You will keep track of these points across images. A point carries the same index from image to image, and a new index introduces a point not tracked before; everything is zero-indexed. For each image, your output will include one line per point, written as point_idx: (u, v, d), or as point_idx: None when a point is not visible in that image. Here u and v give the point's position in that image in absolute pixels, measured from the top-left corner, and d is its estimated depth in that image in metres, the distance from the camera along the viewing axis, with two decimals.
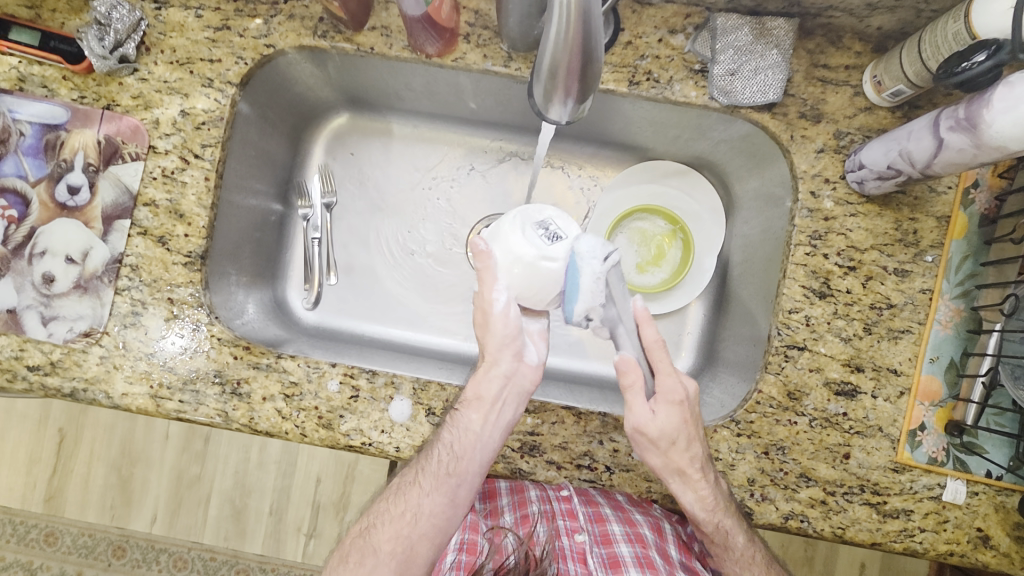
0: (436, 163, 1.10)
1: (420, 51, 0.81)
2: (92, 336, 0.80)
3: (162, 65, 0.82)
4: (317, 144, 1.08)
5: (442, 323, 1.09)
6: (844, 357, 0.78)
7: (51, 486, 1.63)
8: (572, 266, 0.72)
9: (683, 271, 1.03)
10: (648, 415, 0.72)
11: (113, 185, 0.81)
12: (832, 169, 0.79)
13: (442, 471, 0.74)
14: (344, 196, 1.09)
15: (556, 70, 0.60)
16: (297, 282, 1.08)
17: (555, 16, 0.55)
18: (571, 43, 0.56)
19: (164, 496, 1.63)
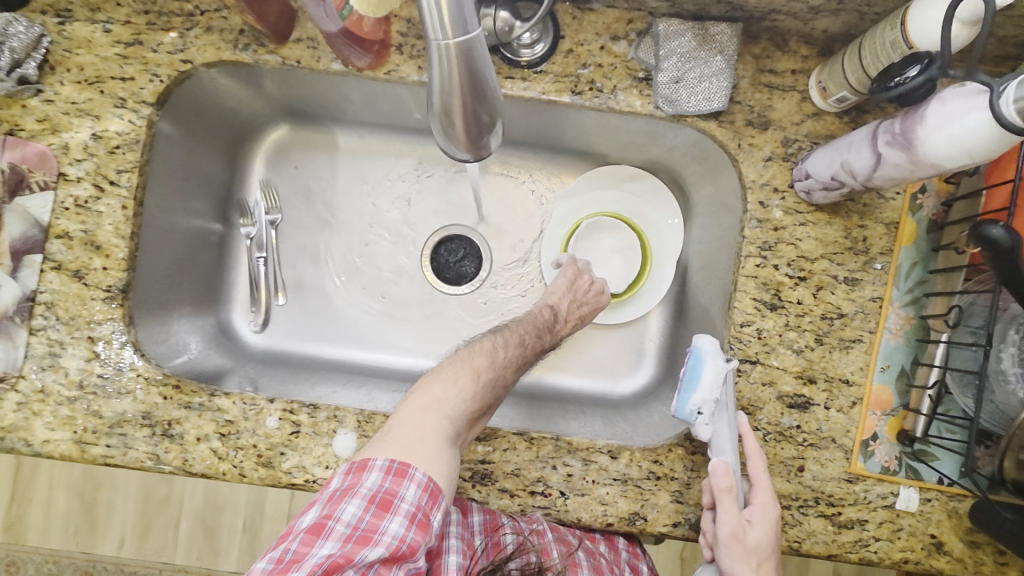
0: (384, 175, 1.06)
1: (348, 64, 0.77)
2: (6, 381, 0.75)
3: (69, 85, 0.76)
4: (257, 158, 1.03)
5: (397, 340, 1.06)
6: (796, 370, 0.77)
7: (10, 513, 1.58)
8: (696, 358, 0.76)
9: (640, 281, 1.03)
10: (747, 523, 0.70)
11: (20, 218, 0.75)
12: (780, 177, 0.77)
13: (484, 374, 0.77)
14: (289, 212, 1.04)
15: (449, 115, 0.55)
16: (243, 305, 1.03)
17: (438, 62, 0.51)
18: (461, 82, 0.52)
19: (131, 519, 1.58)
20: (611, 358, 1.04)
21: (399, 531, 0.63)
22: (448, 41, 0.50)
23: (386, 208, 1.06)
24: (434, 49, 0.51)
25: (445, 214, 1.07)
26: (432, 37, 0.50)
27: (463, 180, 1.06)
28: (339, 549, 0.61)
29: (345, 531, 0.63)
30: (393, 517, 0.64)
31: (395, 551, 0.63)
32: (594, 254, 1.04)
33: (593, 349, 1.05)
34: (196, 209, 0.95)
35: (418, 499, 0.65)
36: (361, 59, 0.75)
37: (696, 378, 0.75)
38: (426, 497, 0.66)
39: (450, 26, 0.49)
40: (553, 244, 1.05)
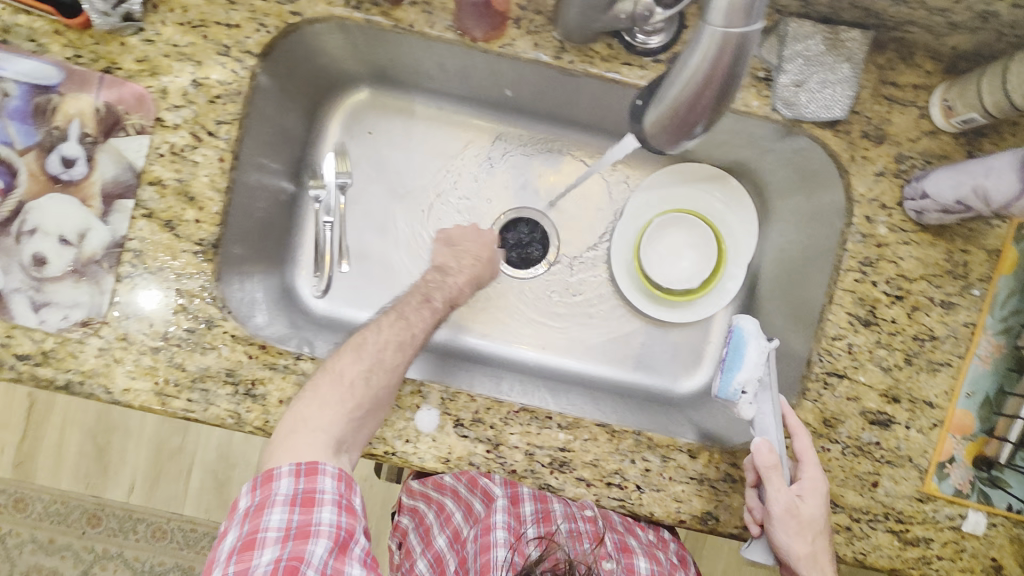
0: (460, 148, 1.03)
1: (466, 33, 0.74)
2: (89, 326, 0.73)
3: (171, 26, 0.72)
4: (331, 118, 0.99)
5: (457, 316, 1.03)
6: (882, 388, 0.77)
7: (21, 451, 1.57)
8: (738, 337, 0.81)
9: (712, 280, 1.00)
10: (798, 498, 0.71)
11: (114, 160, 0.72)
12: (890, 195, 0.76)
13: (406, 344, 0.80)
14: (359, 176, 1.02)
15: (679, 108, 0.53)
16: (308, 268, 1.01)
17: (702, 51, 0.48)
18: (713, 79, 0.49)
19: (142, 466, 1.58)
20: (670, 356, 1.03)
21: (332, 519, 0.65)
22: (728, 34, 0.46)
23: (459, 184, 1.03)
24: (708, 36, 0.47)
25: (517, 195, 1.04)
26: (713, 22, 0.47)
27: (541, 162, 1.03)
28: (279, 553, 0.62)
29: (278, 535, 0.64)
30: (321, 507, 0.66)
31: (337, 538, 0.64)
32: (669, 248, 1.00)
33: (650, 348, 1.03)
34: (275, 165, 0.92)
35: (336, 488, 0.68)
36: (480, 30, 0.73)
37: (740, 356, 0.79)
38: (342, 489, 0.68)
39: (741, 18, 0.46)
40: (626, 235, 1.02)
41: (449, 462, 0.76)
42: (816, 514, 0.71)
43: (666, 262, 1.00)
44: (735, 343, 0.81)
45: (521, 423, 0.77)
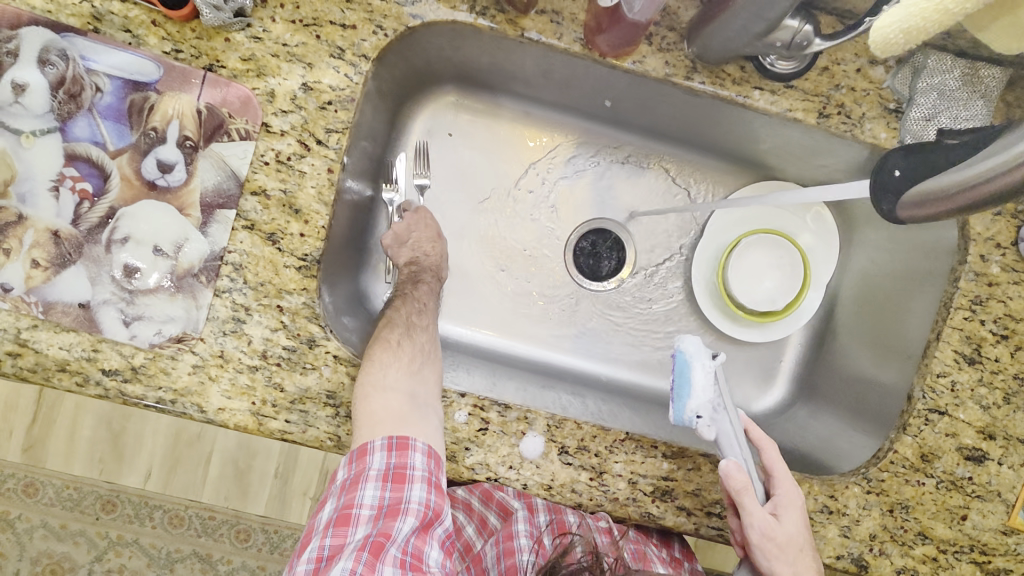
0: (539, 154, 0.99)
1: (593, 48, 0.70)
2: (184, 343, 0.69)
3: (281, 23, 0.67)
4: (412, 120, 0.94)
5: (529, 328, 0.99)
6: (979, 425, 0.78)
7: (30, 435, 1.48)
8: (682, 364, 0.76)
9: (796, 303, 0.96)
10: (773, 517, 0.70)
11: (214, 167, 0.68)
12: (1006, 234, 0.77)
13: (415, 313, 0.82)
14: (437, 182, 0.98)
15: (967, 189, 0.51)
16: (381, 274, 0.97)
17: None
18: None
19: (160, 452, 1.49)
20: (741, 375, 1.00)
21: (421, 497, 0.66)
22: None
23: (537, 192, 1.00)
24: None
25: (596, 205, 1.00)
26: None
27: (623, 172, 1.00)
28: (372, 530, 0.64)
29: (370, 513, 0.65)
30: (411, 484, 0.66)
31: (423, 517, 0.66)
32: (751, 269, 0.96)
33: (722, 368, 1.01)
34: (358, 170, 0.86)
35: (425, 465, 0.67)
36: (607, 45, 0.69)
37: (687, 380, 0.75)
38: (432, 464, 0.68)
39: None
40: (706, 254, 1.00)
41: (552, 489, 0.74)
42: (796, 534, 0.70)
43: (746, 284, 0.95)
44: (678, 369, 0.76)
45: (626, 452, 0.76)
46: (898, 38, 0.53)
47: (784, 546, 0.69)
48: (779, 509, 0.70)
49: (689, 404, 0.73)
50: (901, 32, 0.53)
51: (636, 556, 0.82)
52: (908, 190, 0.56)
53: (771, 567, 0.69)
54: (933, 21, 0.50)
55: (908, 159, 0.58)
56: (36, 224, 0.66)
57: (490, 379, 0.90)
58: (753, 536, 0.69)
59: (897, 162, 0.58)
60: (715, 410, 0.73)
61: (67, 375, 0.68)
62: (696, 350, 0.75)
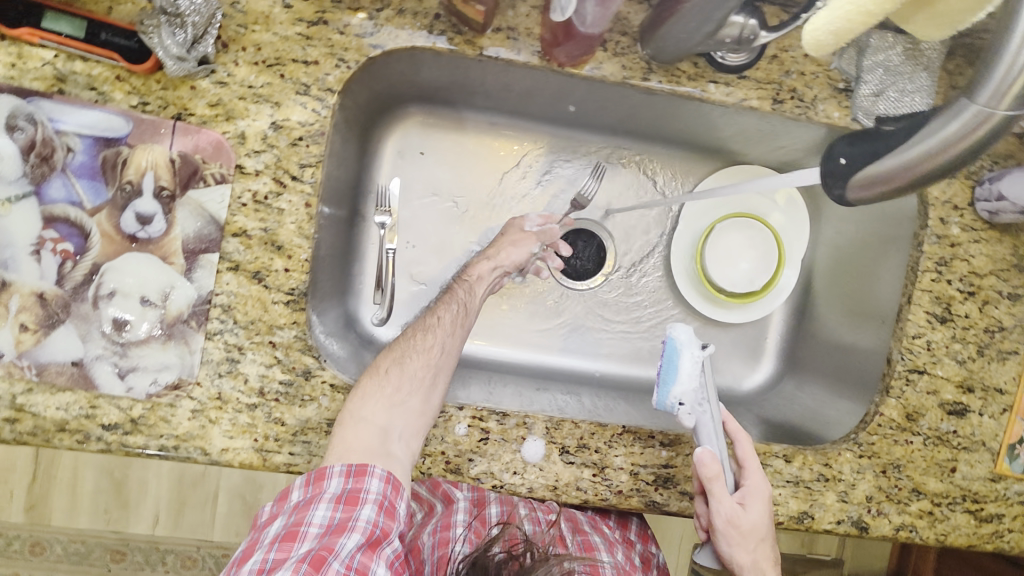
0: (511, 163, 1.01)
1: (552, 59, 0.72)
2: (180, 389, 0.70)
3: (244, 66, 0.68)
4: (382, 142, 0.96)
5: (519, 332, 1.00)
6: (957, 379, 0.82)
7: (31, 494, 1.47)
8: (672, 350, 0.78)
9: (773, 282, 0.99)
10: (740, 507, 0.72)
11: (194, 214, 0.69)
12: (961, 196, 0.80)
13: (454, 323, 0.80)
14: (415, 201, 0.99)
15: (906, 171, 0.52)
16: (368, 296, 0.98)
17: (961, 122, 0.46)
18: (958, 152, 0.48)
19: (165, 496, 1.49)
20: (729, 356, 1.03)
21: (371, 517, 0.64)
22: (994, 113, 0.45)
23: (513, 201, 1.01)
24: (970, 110, 0.45)
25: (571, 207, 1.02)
26: (981, 99, 0.44)
27: (596, 172, 1.02)
28: (317, 546, 0.61)
29: (318, 531, 0.62)
30: (363, 505, 0.64)
31: (370, 536, 0.63)
32: (727, 254, 0.98)
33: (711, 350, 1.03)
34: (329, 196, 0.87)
35: (381, 490, 0.65)
36: (566, 56, 0.71)
37: (673, 368, 0.78)
38: (388, 489, 0.66)
39: (1015, 100, 0.43)
40: (682, 243, 1.02)
41: (557, 489, 0.76)
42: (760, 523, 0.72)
43: (724, 268, 0.98)
44: (667, 355, 0.79)
45: (624, 444, 0.78)
46: (829, 39, 0.54)
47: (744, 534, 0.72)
48: (747, 499, 0.73)
49: (672, 390, 0.77)
50: (830, 33, 0.54)
51: (581, 546, 0.78)
52: (853, 174, 0.56)
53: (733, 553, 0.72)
54: (858, 23, 0.51)
55: (853, 146, 0.57)
56: (22, 289, 0.67)
57: (486, 388, 0.92)
58: (719, 523, 0.71)
59: (842, 149, 0.57)
60: (695, 399, 0.76)
61: (67, 435, 0.69)
62: (688, 342, 0.78)
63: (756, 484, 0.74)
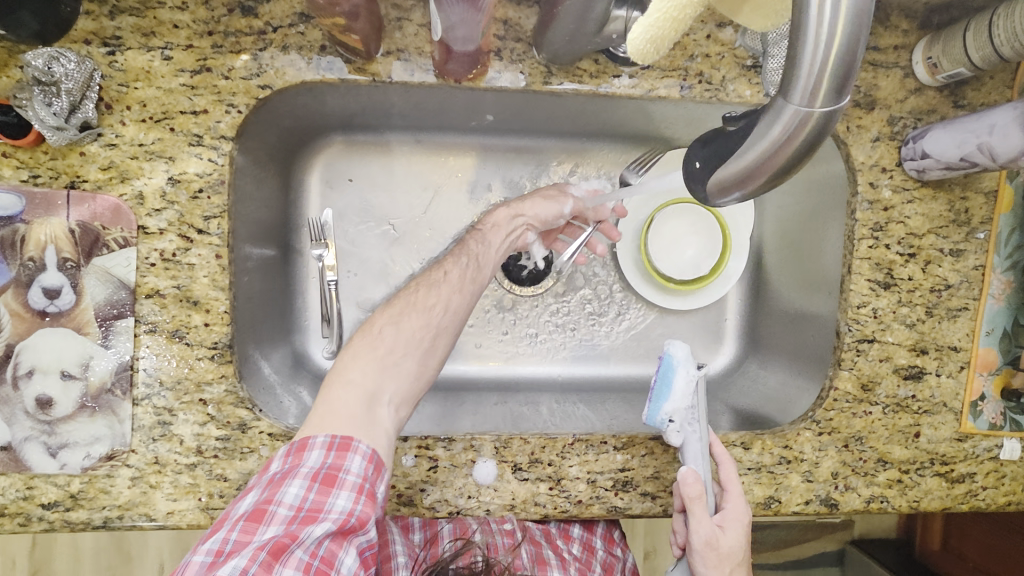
0: (444, 177, 0.99)
1: (446, 76, 0.70)
2: (116, 459, 0.69)
3: (132, 125, 0.67)
4: (307, 176, 0.94)
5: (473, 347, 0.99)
6: (909, 343, 0.80)
7: (34, 559, 1.46)
8: (667, 365, 0.80)
9: (720, 266, 0.97)
10: (719, 528, 0.72)
11: (102, 281, 0.67)
12: (888, 157, 0.78)
13: (464, 286, 0.76)
14: (351, 229, 0.98)
15: (749, 176, 0.48)
16: (316, 331, 0.97)
17: (783, 124, 0.43)
18: (790, 153, 0.45)
19: (167, 544, 1.49)
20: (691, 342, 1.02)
21: (345, 506, 0.55)
22: (811, 112, 0.42)
23: (450, 217, 1.00)
24: (788, 110, 0.42)
25: None
26: (795, 99, 0.42)
27: (530, 175, 1.00)
28: (283, 531, 0.52)
29: (287, 513, 0.53)
30: (339, 488, 0.55)
31: (344, 525, 0.54)
32: (670, 242, 0.97)
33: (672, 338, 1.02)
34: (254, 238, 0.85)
35: (363, 470, 0.56)
36: (459, 71, 0.69)
37: (666, 386, 0.78)
38: (370, 470, 0.57)
39: (827, 98, 0.41)
40: (626, 235, 1.00)
41: (515, 508, 0.75)
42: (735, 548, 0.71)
43: (669, 257, 0.97)
44: (663, 371, 0.79)
45: (578, 453, 0.77)
46: (649, 49, 0.52)
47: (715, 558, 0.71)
48: (726, 523, 0.72)
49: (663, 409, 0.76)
50: (648, 41, 0.51)
51: (534, 558, 0.80)
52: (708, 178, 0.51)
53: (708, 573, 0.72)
54: (671, 29, 0.49)
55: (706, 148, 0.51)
56: None
57: (442, 408, 0.91)
58: (697, 548, 0.71)
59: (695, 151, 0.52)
60: (687, 416, 0.76)
61: (8, 519, 0.68)
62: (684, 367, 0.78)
63: (737, 506, 0.73)
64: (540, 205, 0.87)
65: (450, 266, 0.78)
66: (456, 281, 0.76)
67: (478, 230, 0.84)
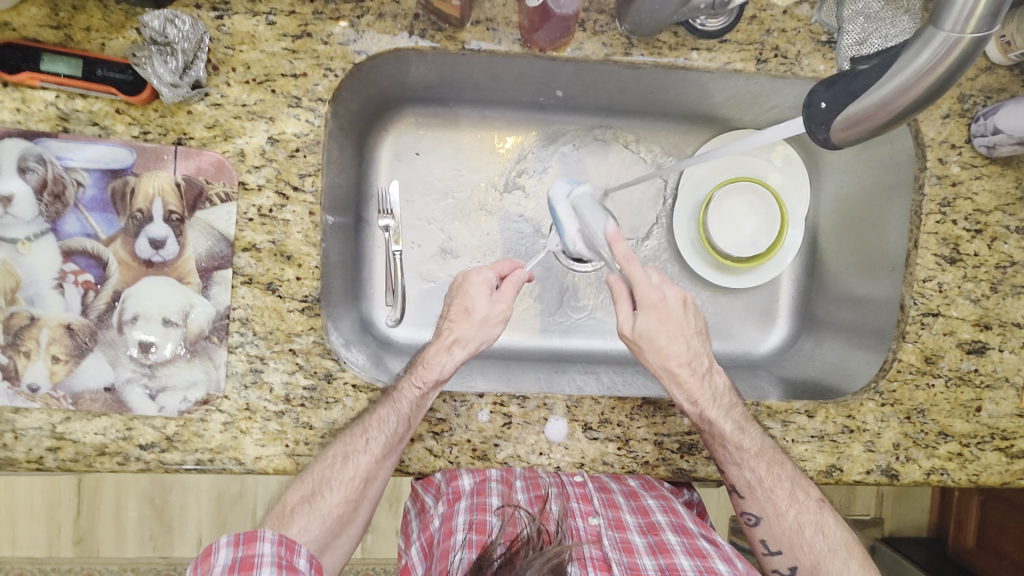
0: (507, 155, 0.96)
1: (532, 45, 0.74)
2: (210, 404, 0.72)
3: (236, 86, 0.70)
4: (376, 148, 0.92)
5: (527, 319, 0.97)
6: (973, 318, 0.82)
7: (79, 527, 1.42)
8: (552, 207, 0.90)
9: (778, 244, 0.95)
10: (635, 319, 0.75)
11: (204, 234, 0.71)
12: (957, 134, 0.80)
13: (391, 446, 0.73)
14: (416, 203, 0.94)
15: (875, 114, 0.56)
16: (379, 301, 0.93)
17: (931, 51, 0.50)
18: (934, 79, 0.52)
19: (207, 519, 1.44)
20: (744, 321, 1.01)
21: None
22: (962, 38, 0.49)
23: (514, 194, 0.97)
24: (939, 37, 0.49)
25: None
26: (948, 26, 0.49)
27: (591, 152, 0.97)
28: None
29: None
30: (259, 570, 0.62)
31: None
32: (732, 222, 0.94)
33: (723, 320, 1.00)
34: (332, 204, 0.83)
35: (275, 552, 0.64)
36: (545, 40, 0.72)
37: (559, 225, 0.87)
38: (283, 551, 0.65)
39: (979, 24, 0.48)
40: (685, 213, 0.97)
41: (584, 465, 0.78)
42: (758, 443, 0.77)
43: (726, 232, 0.93)
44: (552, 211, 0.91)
45: (645, 416, 0.80)
46: None
47: (761, 467, 0.77)
48: (648, 307, 0.74)
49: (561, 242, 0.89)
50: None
51: (605, 504, 0.83)
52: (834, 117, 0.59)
53: (745, 473, 0.77)
54: None
55: (831, 90, 0.59)
56: (49, 322, 0.70)
57: (505, 376, 0.90)
58: (627, 335, 0.76)
59: (821, 94, 0.60)
60: (589, 240, 0.84)
61: (108, 458, 0.72)
62: (564, 190, 0.89)
63: (670, 297, 0.76)
64: (488, 296, 0.77)
65: (374, 429, 0.72)
66: (383, 448, 0.72)
67: (419, 374, 0.75)
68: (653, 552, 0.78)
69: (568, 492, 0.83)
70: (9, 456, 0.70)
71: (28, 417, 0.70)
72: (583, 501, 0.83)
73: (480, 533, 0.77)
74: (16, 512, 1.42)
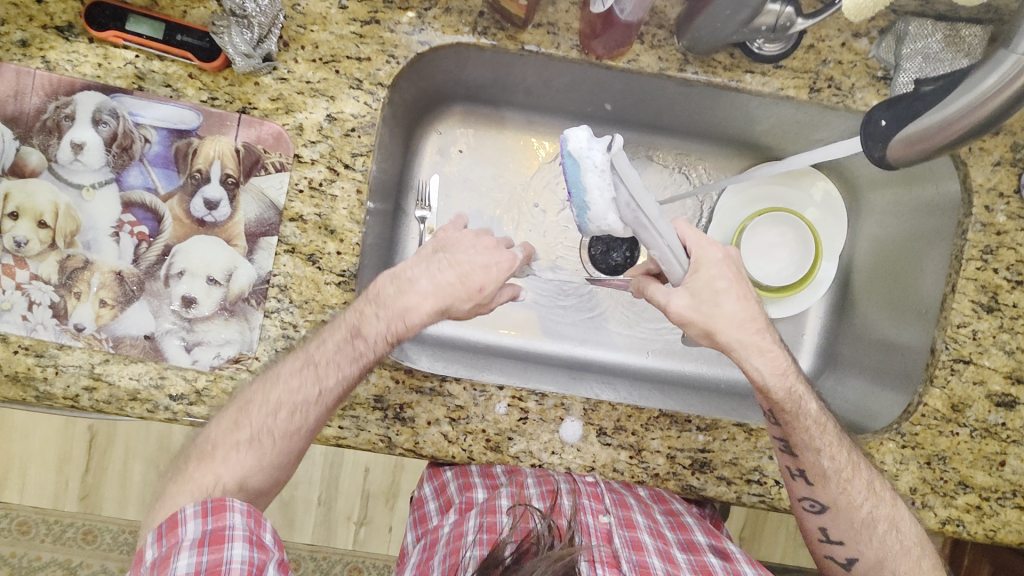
0: (545, 160, 0.97)
1: (590, 52, 0.76)
2: (240, 363, 0.75)
3: (303, 63, 0.74)
4: (423, 142, 0.94)
5: (552, 324, 0.96)
6: (1006, 370, 0.80)
7: (86, 483, 1.46)
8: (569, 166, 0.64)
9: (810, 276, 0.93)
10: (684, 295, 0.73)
11: (255, 200, 0.74)
12: (1007, 182, 0.79)
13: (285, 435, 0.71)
14: (451, 196, 0.95)
15: (936, 133, 0.59)
16: None
17: (999, 74, 0.54)
18: (1000, 102, 0.55)
19: None
20: None
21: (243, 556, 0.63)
22: None
23: (550, 197, 0.97)
24: (1010, 60, 0.53)
25: None
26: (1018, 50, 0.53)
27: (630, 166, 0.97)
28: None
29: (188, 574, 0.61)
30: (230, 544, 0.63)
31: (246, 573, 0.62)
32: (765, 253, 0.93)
33: None
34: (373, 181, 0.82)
35: (245, 524, 0.65)
36: (603, 48, 0.75)
37: (581, 188, 0.64)
38: (251, 523, 0.66)
39: None
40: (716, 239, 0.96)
41: (594, 470, 0.78)
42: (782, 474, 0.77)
43: (758, 262, 0.93)
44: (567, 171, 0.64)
45: (661, 428, 0.80)
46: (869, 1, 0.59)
47: None
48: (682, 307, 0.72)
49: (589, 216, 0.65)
50: None
51: (617, 504, 0.84)
52: (894, 135, 0.61)
53: None
54: None
55: (892, 110, 0.63)
56: (101, 268, 0.73)
57: (523, 377, 0.89)
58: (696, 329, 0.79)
59: (882, 113, 0.63)
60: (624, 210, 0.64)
61: (138, 404, 0.74)
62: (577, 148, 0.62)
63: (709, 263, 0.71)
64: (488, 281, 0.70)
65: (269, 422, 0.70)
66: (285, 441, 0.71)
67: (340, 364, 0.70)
68: (663, 557, 0.79)
69: (579, 489, 0.84)
70: (47, 391, 0.73)
71: (69, 356, 0.73)
72: (594, 499, 0.84)
73: (491, 532, 0.77)
74: (28, 460, 1.46)
